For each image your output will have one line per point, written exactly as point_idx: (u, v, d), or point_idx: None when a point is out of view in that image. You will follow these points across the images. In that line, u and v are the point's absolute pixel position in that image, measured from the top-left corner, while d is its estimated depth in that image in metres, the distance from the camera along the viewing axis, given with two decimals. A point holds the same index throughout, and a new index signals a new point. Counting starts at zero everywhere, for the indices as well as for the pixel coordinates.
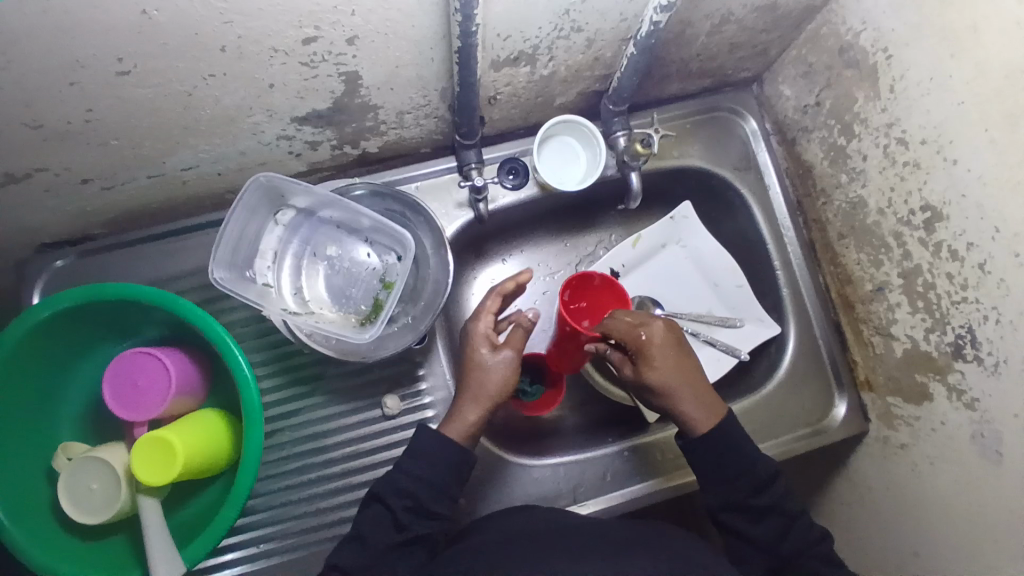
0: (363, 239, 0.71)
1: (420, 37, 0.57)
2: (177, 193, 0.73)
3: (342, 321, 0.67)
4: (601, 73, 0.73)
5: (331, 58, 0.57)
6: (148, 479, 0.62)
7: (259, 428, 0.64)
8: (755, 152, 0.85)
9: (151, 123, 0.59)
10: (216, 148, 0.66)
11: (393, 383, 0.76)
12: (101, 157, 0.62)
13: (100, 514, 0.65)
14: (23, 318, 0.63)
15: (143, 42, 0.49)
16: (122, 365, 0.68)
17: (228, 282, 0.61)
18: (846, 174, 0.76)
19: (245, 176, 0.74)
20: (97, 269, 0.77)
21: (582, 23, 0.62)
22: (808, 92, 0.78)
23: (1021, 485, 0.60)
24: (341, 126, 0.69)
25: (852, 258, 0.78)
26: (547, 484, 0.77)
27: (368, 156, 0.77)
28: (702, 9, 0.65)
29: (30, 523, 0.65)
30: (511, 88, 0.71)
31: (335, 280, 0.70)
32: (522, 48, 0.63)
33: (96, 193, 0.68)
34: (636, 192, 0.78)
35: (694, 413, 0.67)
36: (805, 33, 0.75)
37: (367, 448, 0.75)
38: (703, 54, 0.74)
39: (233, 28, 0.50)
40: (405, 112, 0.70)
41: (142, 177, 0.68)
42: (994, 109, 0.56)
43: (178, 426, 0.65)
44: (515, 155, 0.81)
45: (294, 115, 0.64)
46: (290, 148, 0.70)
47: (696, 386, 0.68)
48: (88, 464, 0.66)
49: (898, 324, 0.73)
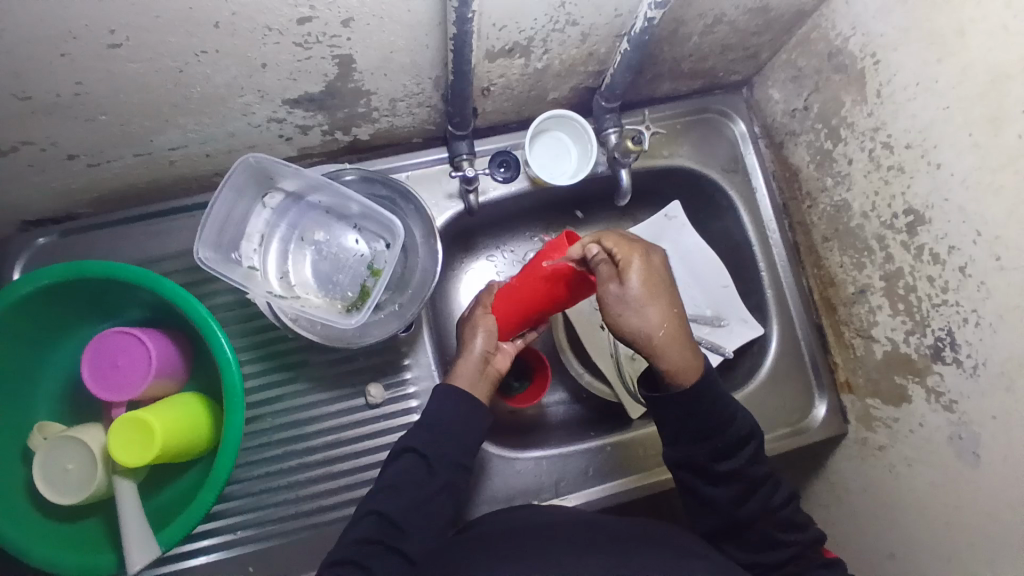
0: (352, 226, 0.70)
1: (415, 23, 0.57)
2: (165, 173, 0.72)
3: (328, 306, 0.67)
4: (595, 69, 0.74)
5: (325, 40, 0.56)
6: (125, 460, 0.62)
7: (239, 412, 0.64)
8: (743, 154, 0.86)
9: (142, 100, 0.59)
10: (205, 128, 0.66)
11: (377, 372, 0.76)
12: (88, 132, 0.61)
13: (77, 494, 0.64)
14: (3, 293, 0.62)
15: (136, 14, 0.48)
16: (104, 344, 0.67)
17: (213, 262, 0.61)
18: (831, 178, 0.77)
19: (233, 158, 0.73)
20: (80, 248, 0.76)
21: (577, 16, 0.63)
22: (796, 96, 0.79)
23: (997, 486, 0.61)
24: (332, 111, 0.69)
25: (835, 261, 0.79)
26: (529, 477, 0.77)
27: (359, 143, 0.77)
28: (696, 8, 0.66)
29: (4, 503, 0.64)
30: (505, 80, 0.71)
31: (322, 266, 0.69)
32: (517, 39, 0.64)
33: (82, 170, 0.67)
34: (626, 189, 0.79)
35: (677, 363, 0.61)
36: (795, 37, 0.76)
37: (349, 437, 0.74)
38: (695, 54, 0.75)
39: (228, 4, 0.49)
40: (398, 100, 0.70)
41: (129, 155, 0.67)
42: (978, 114, 0.57)
43: (158, 407, 0.64)
44: (506, 148, 0.81)
45: (286, 97, 0.64)
46: (280, 132, 0.70)
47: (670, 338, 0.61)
48: (65, 444, 0.65)
49: (879, 326, 0.74)
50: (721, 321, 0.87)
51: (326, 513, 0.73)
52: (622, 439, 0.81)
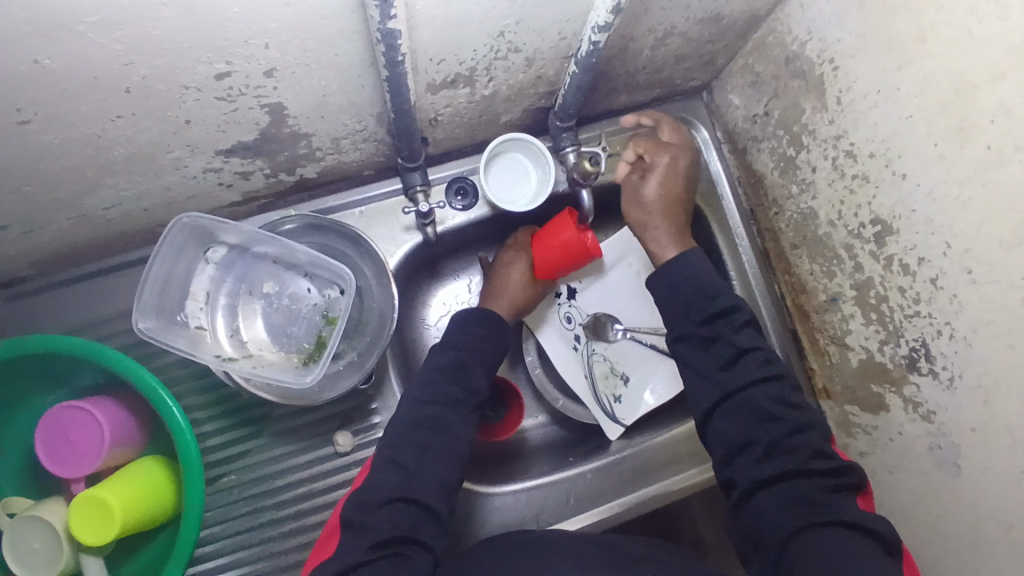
0: (302, 274, 0.67)
1: (345, 65, 0.54)
2: (103, 232, 0.68)
3: (283, 363, 0.64)
4: (545, 90, 0.71)
5: (250, 91, 0.53)
6: (92, 538, 0.60)
7: (198, 480, 0.62)
8: (706, 161, 0.84)
9: (64, 168, 0.55)
10: (138, 186, 0.62)
11: (344, 419, 0.73)
12: (13, 203, 0.57)
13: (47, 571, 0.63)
14: None
15: (40, 90, 0.45)
16: (45, 437, 0.64)
17: (155, 331, 0.58)
18: (796, 185, 0.74)
19: (174, 210, 0.70)
20: (24, 314, 0.72)
21: (519, 43, 0.59)
22: (756, 101, 0.76)
23: (978, 496, 0.60)
24: (272, 156, 0.65)
25: (805, 268, 0.77)
26: (509, 512, 0.76)
27: (306, 182, 0.74)
28: (645, 24, 0.63)
29: None
30: (452, 109, 0.68)
31: (274, 318, 0.66)
32: (458, 70, 0.60)
33: (13, 239, 0.63)
34: (588, 210, 0.77)
35: (662, 240, 0.73)
36: (752, 41, 0.74)
37: (319, 488, 0.72)
38: (649, 67, 0.72)
39: (136, 69, 0.46)
40: (341, 138, 0.67)
41: (62, 219, 0.63)
42: (942, 123, 0.55)
43: (117, 479, 0.62)
44: (461, 174, 0.78)
45: (219, 148, 0.60)
46: (220, 180, 0.67)
47: (675, 225, 0.74)
48: (28, 524, 0.63)
49: (853, 334, 0.72)
50: None
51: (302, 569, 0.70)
52: (602, 463, 0.79)
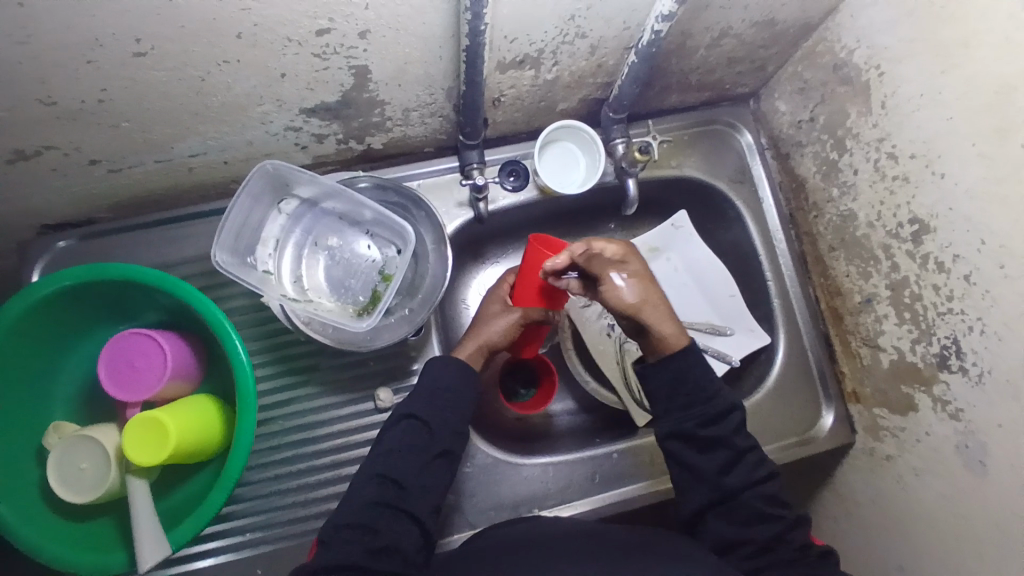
0: (365, 232, 0.71)
1: (429, 35, 0.59)
2: (183, 179, 0.74)
3: (340, 311, 0.68)
4: (603, 80, 0.76)
5: (343, 51, 0.58)
6: (144, 461, 0.60)
7: (250, 415, 0.63)
8: (750, 165, 0.87)
9: (165, 107, 0.60)
10: (224, 136, 0.67)
11: (386, 377, 0.77)
12: (112, 139, 0.63)
13: (92, 493, 0.63)
14: (20, 296, 0.63)
15: (162, 24, 0.50)
16: (120, 387, 0.66)
17: (230, 265, 0.62)
18: (838, 188, 0.78)
19: (250, 166, 0.75)
20: (99, 252, 0.78)
21: (587, 29, 0.64)
22: (802, 108, 0.80)
23: (1003, 495, 0.61)
24: (347, 120, 0.71)
25: (842, 270, 0.80)
26: (536, 484, 0.78)
27: (372, 152, 0.79)
28: (703, 22, 0.68)
29: (25, 513, 0.63)
30: (515, 91, 0.73)
31: (335, 271, 0.70)
32: (528, 51, 0.65)
33: (104, 175, 0.69)
34: (633, 198, 0.80)
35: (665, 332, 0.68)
36: (801, 50, 0.78)
37: (358, 440, 0.75)
38: (702, 67, 0.77)
39: (250, 15, 0.51)
40: (411, 110, 0.72)
41: (150, 161, 0.68)
42: (983, 124, 0.58)
43: (173, 407, 0.63)
44: (515, 158, 0.82)
45: (303, 106, 0.66)
46: (297, 140, 0.72)
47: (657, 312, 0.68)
48: (77, 445, 0.64)
49: (886, 335, 0.74)
50: (728, 330, 0.87)
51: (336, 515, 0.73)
52: (628, 447, 0.81)
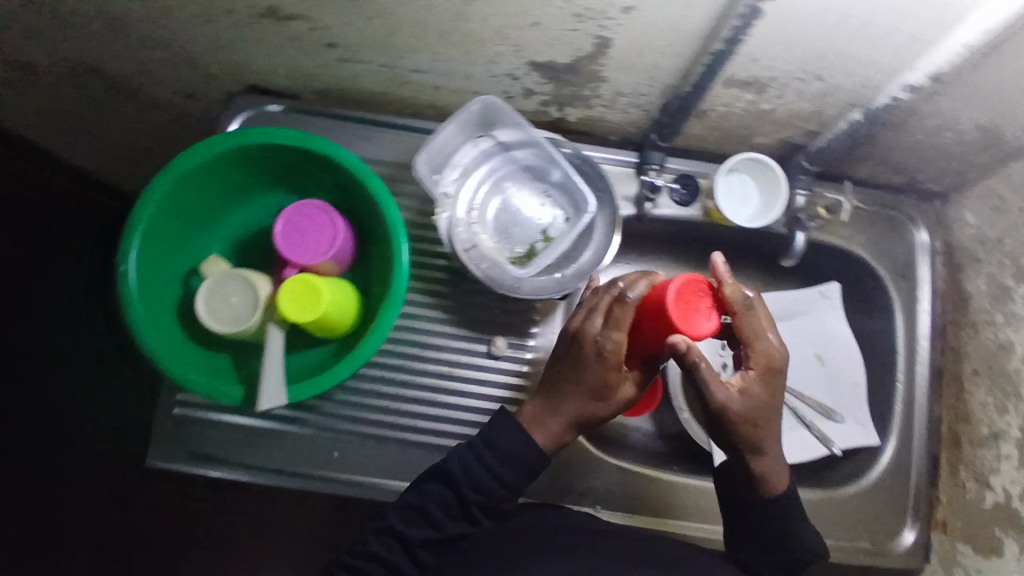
0: (541, 192, 0.75)
1: (684, 32, 0.61)
2: (393, 88, 0.78)
3: (497, 251, 0.71)
4: (810, 128, 0.76)
5: (599, 19, 0.60)
6: (293, 316, 0.64)
7: (394, 311, 0.67)
8: (916, 263, 0.85)
9: (416, 19, 0.63)
10: (450, 61, 0.71)
11: (505, 329, 0.79)
12: (357, 31, 0.67)
13: (233, 326, 0.67)
14: (234, 135, 0.68)
15: None
16: (297, 252, 0.70)
17: (421, 175, 0.68)
18: (1004, 316, 0.76)
19: (454, 97, 0.79)
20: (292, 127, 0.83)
21: (827, 75, 0.65)
22: (994, 223, 0.78)
23: None
24: (562, 85, 0.74)
25: (978, 399, 0.78)
26: (608, 484, 0.79)
27: (565, 123, 0.82)
28: (935, 105, 0.67)
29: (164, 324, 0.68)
30: (725, 110, 0.74)
31: (503, 217, 0.74)
32: (761, 75, 0.66)
33: (330, 61, 0.73)
34: (797, 251, 0.80)
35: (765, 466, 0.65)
36: (1007, 169, 0.75)
37: (461, 375, 0.78)
38: (909, 149, 0.76)
39: None
40: (623, 95, 0.74)
41: (376, 63, 0.73)
42: None
43: (329, 281, 0.67)
44: (692, 174, 0.83)
45: (535, 59, 0.69)
46: (508, 88, 0.75)
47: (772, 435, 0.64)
48: (233, 280, 0.68)
49: (1000, 475, 0.74)
50: (839, 416, 0.84)
51: (420, 436, 0.76)
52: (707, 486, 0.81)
